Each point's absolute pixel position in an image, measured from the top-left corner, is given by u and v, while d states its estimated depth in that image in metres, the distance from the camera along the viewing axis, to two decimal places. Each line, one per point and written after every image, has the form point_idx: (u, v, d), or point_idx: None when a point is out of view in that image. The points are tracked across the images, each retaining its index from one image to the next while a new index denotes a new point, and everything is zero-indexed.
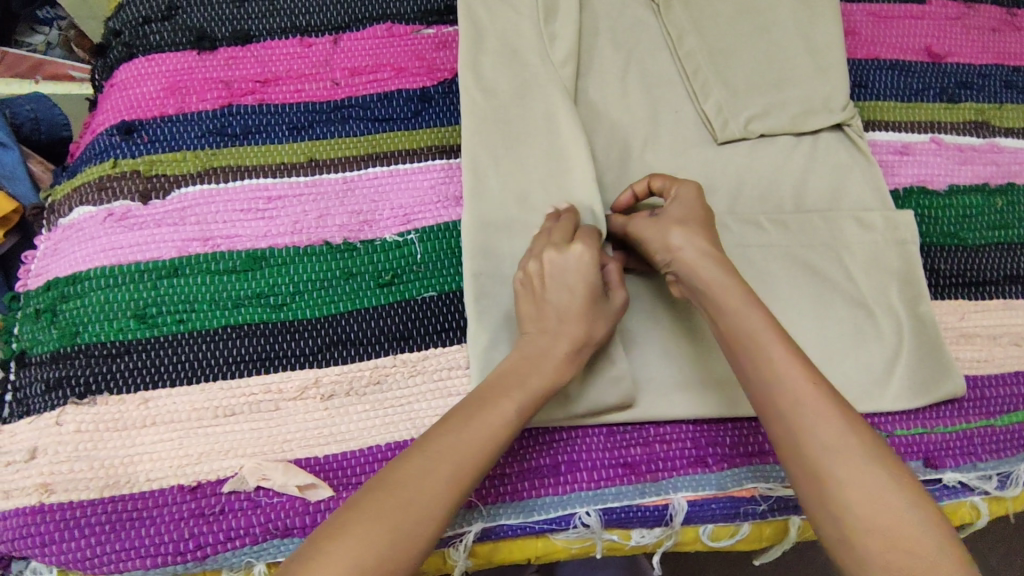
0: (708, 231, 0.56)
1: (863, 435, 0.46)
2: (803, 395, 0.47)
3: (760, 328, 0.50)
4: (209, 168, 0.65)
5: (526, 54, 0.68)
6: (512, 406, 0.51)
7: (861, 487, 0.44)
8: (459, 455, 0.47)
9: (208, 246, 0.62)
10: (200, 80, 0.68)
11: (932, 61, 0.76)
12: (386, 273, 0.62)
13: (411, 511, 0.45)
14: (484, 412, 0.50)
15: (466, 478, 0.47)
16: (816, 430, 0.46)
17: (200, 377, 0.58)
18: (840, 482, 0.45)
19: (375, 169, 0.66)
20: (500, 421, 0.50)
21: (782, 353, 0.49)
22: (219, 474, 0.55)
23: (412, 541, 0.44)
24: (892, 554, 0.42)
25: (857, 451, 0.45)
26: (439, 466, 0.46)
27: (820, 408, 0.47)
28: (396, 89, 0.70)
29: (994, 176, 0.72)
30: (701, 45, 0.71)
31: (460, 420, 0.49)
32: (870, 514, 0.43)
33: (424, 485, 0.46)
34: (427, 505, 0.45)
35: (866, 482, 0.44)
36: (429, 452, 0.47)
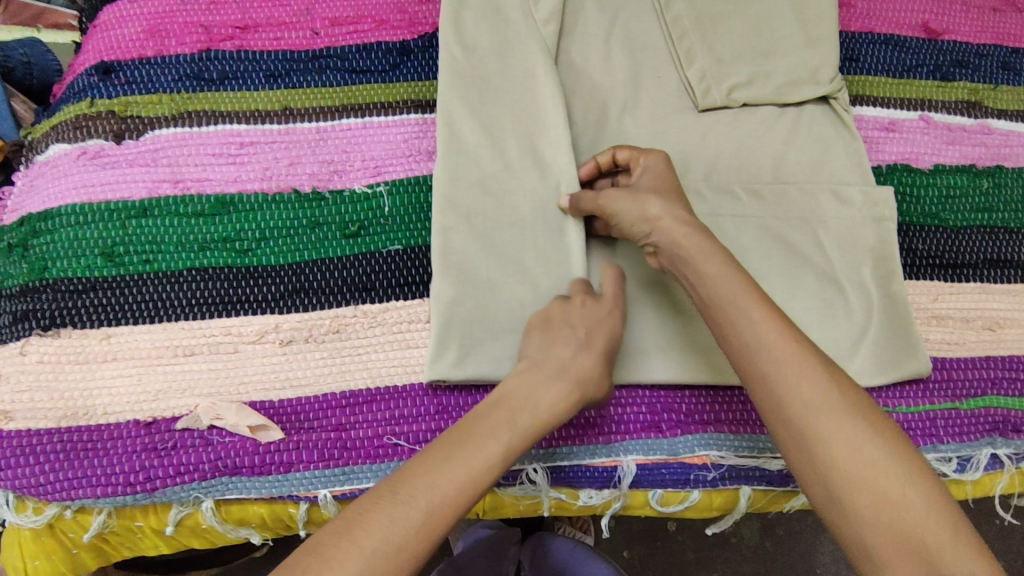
0: (682, 201, 0.56)
1: (845, 392, 0.46)
2: (786, 352, 0.47)
3: (736, 291, 0.50)
4: (184, 111, 0.65)
5: (509, 10, 0.67)
6: (494, 452, 0.49)
7: (846, 446, 0.44)
8: (429, 503, 0.46)
9: (179, 188, 0.63)
10: (181, 24, 0.68)
11: (928, 37, 0.74)
12: (353, 224, 0.62)
13: (375, 566, 0.43)
14: (459, 459, 0.47)
15: (436, 531, 0.45)
16: (803, 393, 0.46)
17: (164, 317, 0.59)
18: (827, 442, 0.44)
19: (350, 120, 0.66)
20: (478, 466, 0.48)
21: (761, 310, 0.49)
22: (175, 412, 0.56)
23: None
24: (884, 512, 0.42)
25: (841, 410, 0.45)
26: (409, 516, 0.45)
27: (802, 370, 0.46)
28: (375, 41, 0.69)
29: (982, 157, 0.70)
30: (689, 9, 0.70)
31: (432, 469, 0.47)
32: (860, 472, 0.43)
33: (391, 535, 0.44)
34: (392, 557, 0.44)
35: (850, 438, 0.44)
36: (398, 500, 0.45)
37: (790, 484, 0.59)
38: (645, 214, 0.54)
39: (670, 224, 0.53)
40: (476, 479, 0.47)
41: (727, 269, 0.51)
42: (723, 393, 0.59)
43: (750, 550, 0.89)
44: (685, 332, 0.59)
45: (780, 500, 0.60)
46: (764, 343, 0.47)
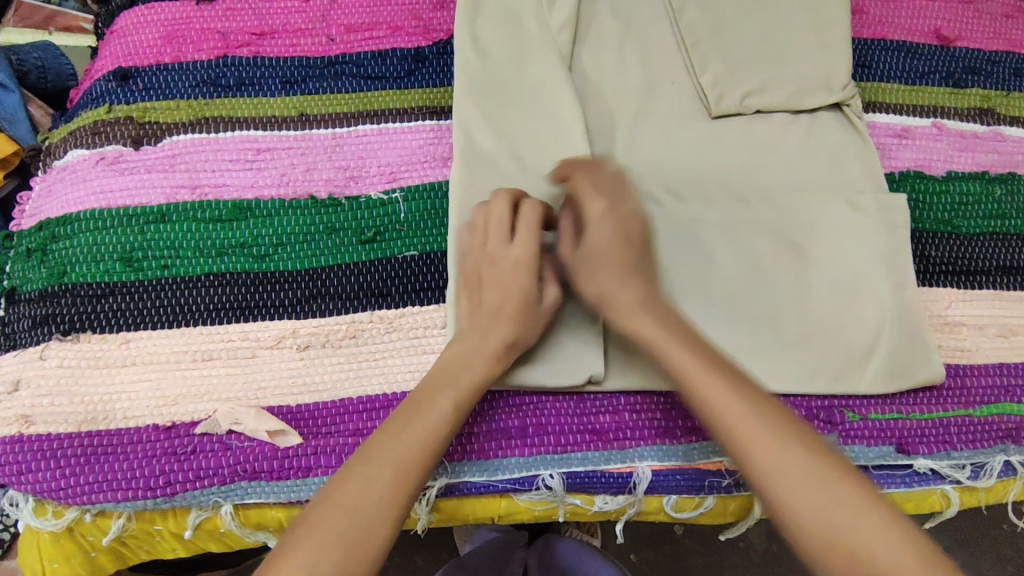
0: (614, 238, 0.56)
1: (797, 454, 0.46)
2: (734, 424, 0.48)
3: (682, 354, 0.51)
4: (201, 117, 0.66)
5: (524, 19, 0.69)
6: (445, 405, 0.51)
7: (784, 476, 0.46)
8: (395, 460, 0.48)
9: (196, 194, 0.63)
10: (198, 30, 0.69)
11: (940, 44, 0.75)
12: (369, 230, 0.63)
13: (355, 523, 0.45)
14: (417, 421, 0.50)
15: (405, 485, 0.48)
16: (738, 428, 0.48)
17: (182, 322, 0.59)
18: (789, 510, 0.45)
19: (365, 126, 0.66)
20: (434, 422, 0.50)
21: (708, 379, 0.50)
22: (193, 416, 0.56)
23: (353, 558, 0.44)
24: (828, 535, 0.44)
25: (775, 443, 0.47)
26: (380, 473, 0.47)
27: (752, 440, 0.47)
28: (390, 48, 0.69)
29: (994, 164, 0.70)
30: (703, 16, 0.70)
31: (394, 431, 0.50)
32: (799, 498, 0.45)
33: (366, 490, 0.47)
34: (368, 515, 0.46)
35: (813, 502, 0.45)
36: (367, 462, 0.48)
37: None
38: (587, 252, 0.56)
39: (614, 258, 0.56)
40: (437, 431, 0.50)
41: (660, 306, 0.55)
42: None
43: (759, 555, 0.89)
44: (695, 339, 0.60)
45: None
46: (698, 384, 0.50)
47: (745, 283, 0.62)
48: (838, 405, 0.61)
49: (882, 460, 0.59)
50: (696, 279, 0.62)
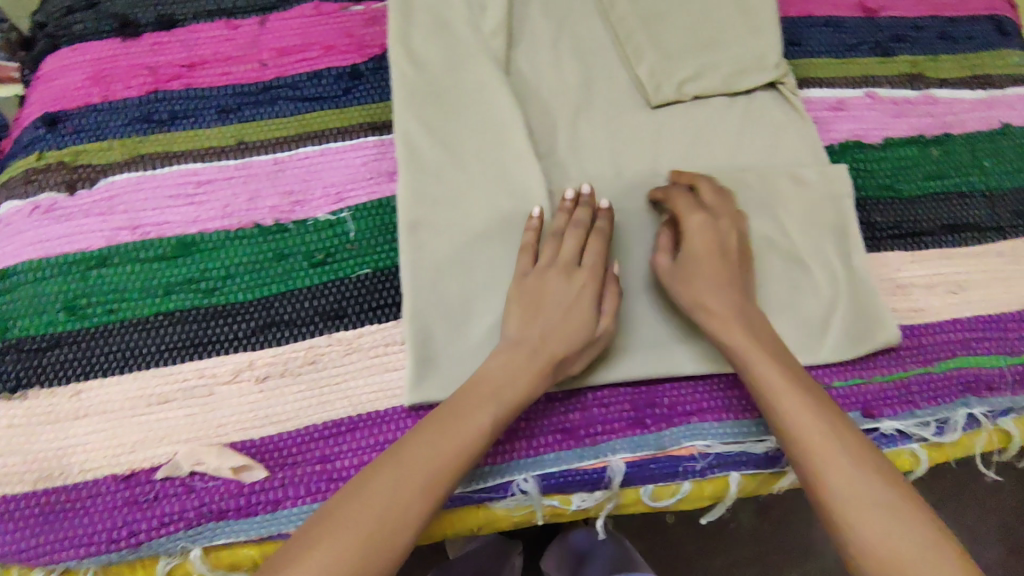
0: (709, 258, 0.58)
1: (872, 484, 0.47)
2: (815, 445, 0.49)
3: (766, 372, 0.53)
4: (136, 155, 0.64)
5: (456, 28, 0.69)
6: (481, 418, 0.50)
7: (854, 492, 0.47)
8: (427, 472, 0.47)
9: (138, 234, 0.61)
10: (126, 68, 0.67)
11: (865, 16, 0.77)
12: (319, 252, 0.62)
13: (383, 522, 0.45)
14: (452, 427, 0.49)
15: (433, 490, 0.47)
16: (817, 444, 0.49)
17: (135, 366, 0.58)
18: (855, 535, 0.46)
19: (306, 148, 0.65)
20: (468, 432, 0.49)
21: (792, 399, 0.51)
22: (154, 461, 0.55)
23: (376, 557, 0.44)
24: (881, 546, 0.45)
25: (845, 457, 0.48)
26: (409, 482, 0.47)
27: (829, 464, 0.48)
28: (325, 68, 0.69)
29: (929, 127, 0.72)
30: (634, 9, 0.71)
31: (427, 439, 0.49)
32: (856, 508, 0.46)
33: (395, 498, 0.46)
34: (395, 525, 0.45)
35: (878, 530, 0.45)
36: (396, 468, 0.47)
37: (777, 463, 0.59)
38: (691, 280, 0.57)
39: (711, 271, 0.57)
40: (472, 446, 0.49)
41: (753, 308, 0.57)
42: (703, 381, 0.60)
43: (749, 535, 0.90)
44: (657, 329, 0.60)
45: (771, 480, 0.59)
46: (777, 398, 0.51)
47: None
48: None
49: None
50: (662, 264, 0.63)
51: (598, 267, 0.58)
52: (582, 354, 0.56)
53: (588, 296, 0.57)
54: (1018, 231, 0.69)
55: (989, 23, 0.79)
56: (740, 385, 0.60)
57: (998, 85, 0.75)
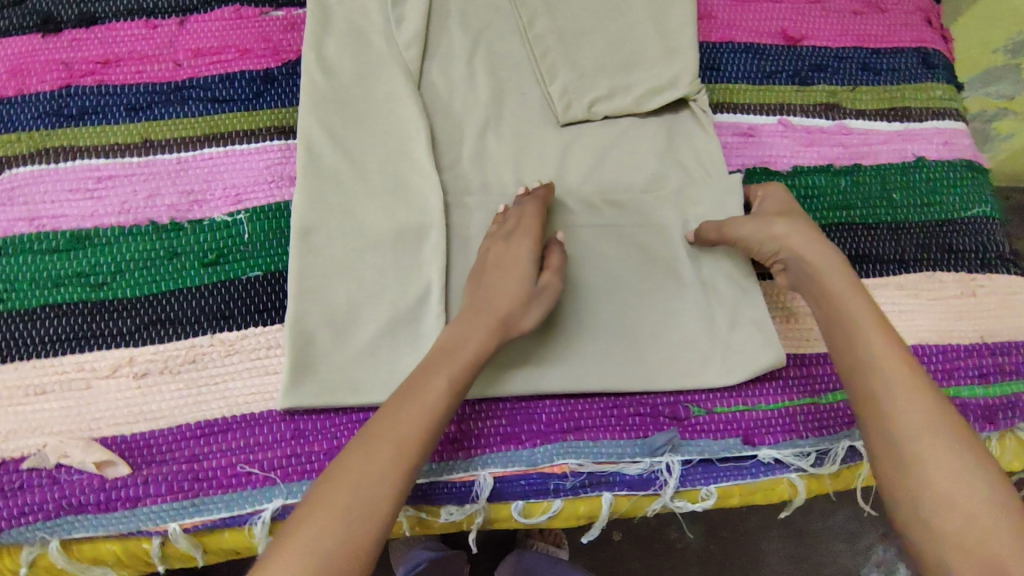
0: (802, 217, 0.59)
1: (948, 422, 0.45)
2: (892, 373, 0.48)
3: (857, 304, 0.52)
4: (42, 148, 0.65)
5: (372, 37, 0.70)
6: (440, 384, 0.51)
7: (923, 420, 0.46)
8: (396, 443, 0.48)
9: (34, 226, 0.62)
10: (42, 62, 0.69)
11: (787, 44, 0.77)
12: (212, 252, 0.62)
13: (361, 500, 0.46)
14: (414, 398, 0.50)
15: (406, 460, 0.48)
16: (892, 371, 0.48)
17: (17, 356, 0.58)
18: (918, 463, 0.44)
19: (211, 149, 0.66)
20: (429, 401, 0.50)
21: (878, 332, 0.50)
22: (20, 452, 0.55)
23: (362, 531, 0.45)
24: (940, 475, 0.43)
25: (939, 424, 0.45)
26: (381, 450, 0.48)
27: (907, 393, 0.47)
28: (238, 70, 0.70)
29: (840, 157, 0.72)
30: (552, 27, 0.72)
31: (394, 411, 0.50)
32: (923, 437, 0.45)
33: (368, 469, 0.47)
34: (373, 499, 0.46)
35: (943, 463, 0.44)
36: (367, 441, 0.48)
37: (649, 484, 0.59)
38: (786, 247, 0.57)
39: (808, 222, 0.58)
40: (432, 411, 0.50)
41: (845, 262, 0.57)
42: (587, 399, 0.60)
43: (698, 558, 0.86)
44: (543, 345, 0.60)
45: (642, 505, 0.60)
46: (864, 331, 0.50)
47: (595, 284, 0.62)
48: (683, 400, 0.61)
49: (727, 453, 0.60)
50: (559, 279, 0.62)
51: (535, 225, 0.60)
52: (530, 308, 0.57)
53: (526, 254, 0.58)
54: (923, 266, 0.69)
55: (916, 55, 0.79)
56: (621, 406, 0.60)
57: (916, 119, 0.75)
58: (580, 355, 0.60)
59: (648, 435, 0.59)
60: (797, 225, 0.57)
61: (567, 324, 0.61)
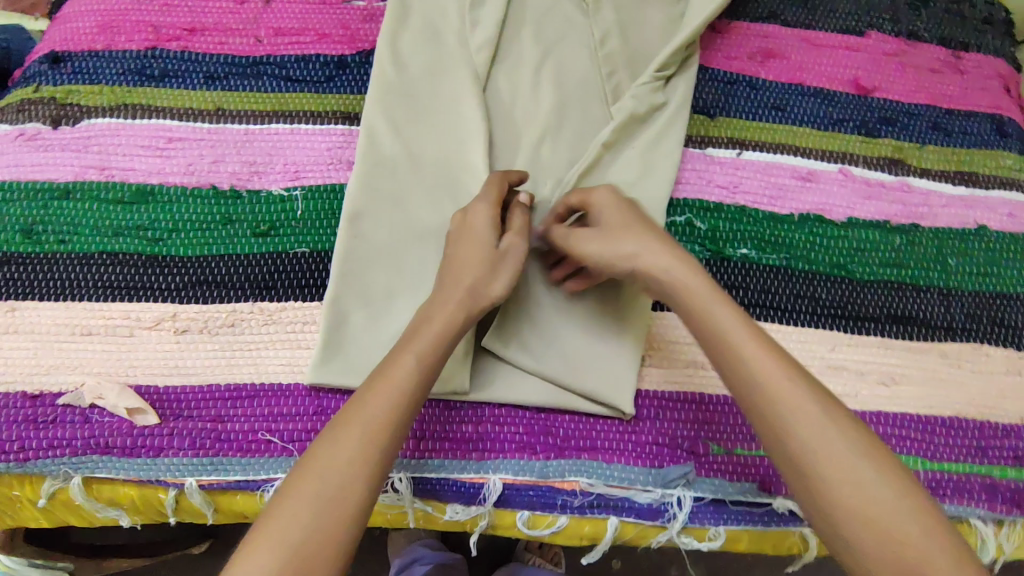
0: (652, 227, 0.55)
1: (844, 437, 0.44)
2: (783, 400, 0.45)
3: (725, 317, 0.49)
4: (122, 104, 0.69)
5: (445, 37, 0.72)
6: (407, 362, 0.50)
7: (824, 445, 0.44)
8: (364, 426, 0.47)
9: (104, 175, 0.65)
10: (133, 22, 0.72)
11: (858, 94, 0.77)
12: (264, 224, 0.64)
13: (335, 484, 0.45)
14: (383, 381, 0.49)
15: (377, 440, 0.47)
16: (783, 394, 0.46)
17: (68, 296, 0.61)
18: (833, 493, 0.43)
19: (278, 125, 0.69)
20: (399, 381, 0.49)
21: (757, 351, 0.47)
22: (61, 388, 0.58)
23: (337, 511, 0.44)
24: (852, 501, 0.43)
25: (834, 445, 0.44)
26: (345, 439, 0.47)
27: (801, 417, 0.45)
28: (314, 53, 0.72)
29: (898, 214, 0.71)
30: (622, 47, 0.74)
31: (361, 398, 0.49)
32: (829, 467, 0.44)
33: (333, 458, 0.46)
34: (343, 483, 0.45)
35: (851, 486, 0.43)
36: (333, 430, 0.47)
37: (659, 516, 0.58)
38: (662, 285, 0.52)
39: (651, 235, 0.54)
40: (400, 398, 0.49)
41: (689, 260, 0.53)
42: (597, 418, 0.59)
43: None
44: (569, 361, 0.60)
45: (648, 535, 0.59)
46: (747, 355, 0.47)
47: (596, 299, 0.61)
48: (704, 436, 0.60)
49: (742, 496, 0.58)
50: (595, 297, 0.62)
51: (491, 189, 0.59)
52: (495, 273, 0.56)
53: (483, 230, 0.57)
54: (970, 336, 0.66)
55: (991, 121, 0.77)
56: (639, 432, 0.59)
57: (983, 186, 0.73)
58: (597, 372, 0.59)
59: (663, 465, 0.58)
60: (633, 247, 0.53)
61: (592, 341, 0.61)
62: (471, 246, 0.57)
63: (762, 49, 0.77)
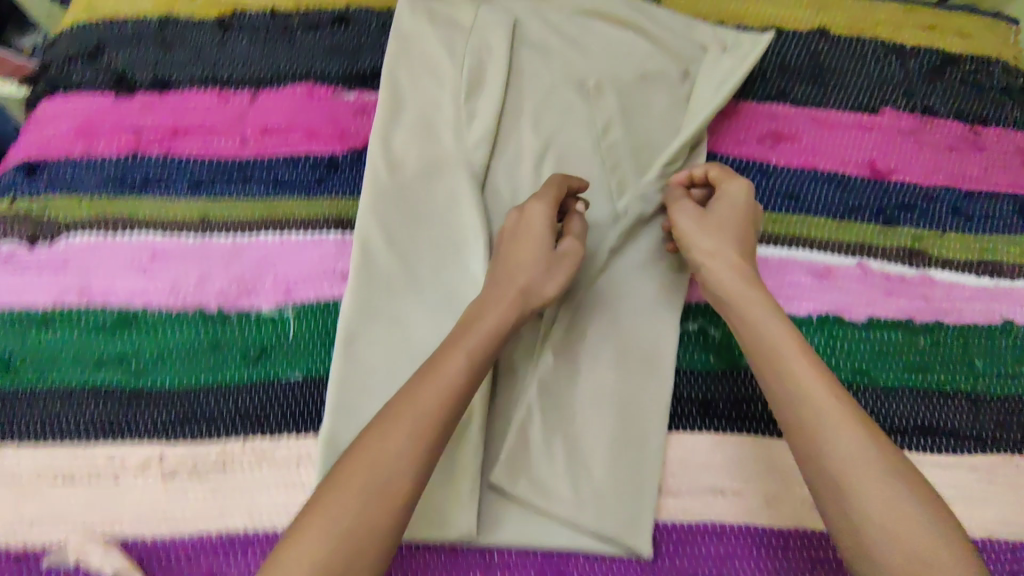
0: (746, 235, 0.62)
1: (878, 448, 0.49)
2: (819, 404, 0.51)
3: (775, 327, 0.55)
4: (101, 217, 0.65)
5: (441, 133, 0.69)
6: (458, 360, 0.52)
7: (851, 450, 0.48)
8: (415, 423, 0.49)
9: (83, 299, 0.61)
10: (111, 125, 0.68)
11: (874, 177, 0.73)
12: (255, 348, 0.61)
13: (374, 491, 0.47)
14: (430, 379, 0.51)
15: (421, 445, 0.48)
16: (818, 398, 0.51)
17: (50, 437, 0.58)
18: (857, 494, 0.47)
19: (267, 235, 0.65)
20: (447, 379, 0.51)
21: (801, 361, 0.53)
22: (42, 546, 0.54)
23: (373, 521, 0.46)
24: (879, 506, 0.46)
25: (866, 452, 0.48)
26: (396, 436, 0.48)
27: (834, 419, 0.50)
28: (303, 153, 0.68)
29: (920, 312, 0.67)
30: (626, 136, 0.71)
31: (411, 393, 0.50)
32: (854, 470, 0.48)
33: (382, 451, 0.48)
34: (387, 490, 0.47)
35: (880, 490, 0.47)
36: (384, 424, 0.49)
37: None
38: (723, 286, 0.59)
39: (742, 236, 0.61)
40: (447, 396, 0.50)
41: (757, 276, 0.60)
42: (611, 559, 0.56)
43: None
44: (580, 490, 0.57)
45: None
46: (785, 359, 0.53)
47: (603, 416, 0.59)
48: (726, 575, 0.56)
49: None
50: (604, 416, 0.59)
51: (552, 189, 0.61)
52: (550, 275, 0.58)
53: (541, 223, 0.60)
54: (1000, 445, 0.63)
55: (1013, 202, 0.73)
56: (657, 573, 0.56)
57: (1007, 276, 0.70)
58: (613, 496, 0.57)
59: None
60: (721, 243, 0.61)
61: (604, 464, 0.58)
62: (527, 246, 0.59)
63: (771, 132, 0.74)
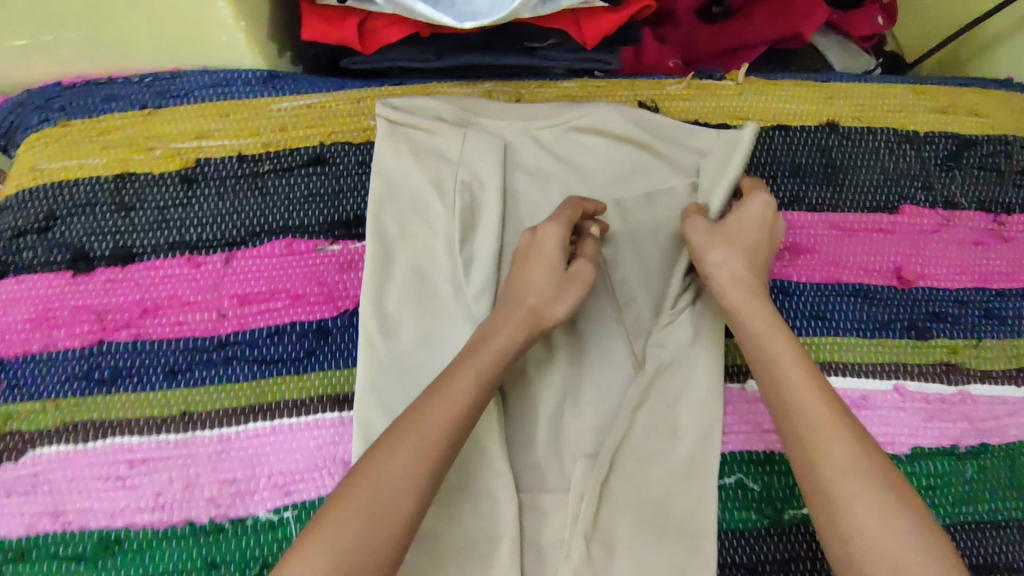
0: (758, 254, 0.61)
1: (876, 462, 0.47)
2: (816, 413, 0.50)
3: (778, 344, 0.54)
4: (70, 422, 0.58)
5: (438, 287, 0.63)
6: (466, 380, 0.52)
7: (847, 458, 0.47)
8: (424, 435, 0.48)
9: (58, 523, 0.55)
10: (71, 310, 0.62)
11: (900, 285, 0.68)
12: (255, 563, 0.55)
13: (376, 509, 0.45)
14: (441, 396, 0.50)
15: (430, 454, 0.48)
16: (815, 408, 0.50)
17: None
18: (848, 504, 0.46)
19: (254, 424, 0.59)
20: (455, 400, 0.50)
21: (801, 373, 0.52)
22: None
23: (373, 536, 0.44)
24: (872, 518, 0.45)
25: (862, 465, 0.47)
26: (402, 452, 0.47)
27: (833, 432, 0.49)
28: (288, 323, 0.62)
29: (964, 435, 0.63)
30: (635, 268, 0.66)
31: (418, 410, 0.50)
32: (847, 478, 0.47)
33: (385, 475, 0.46)
34: (387, 506, 0.45)
35: (873, 505, 0.45)
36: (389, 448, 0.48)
37: None
38: (729, 299, 0.58)
39: (751, 248, 0.61)
40: (455, 425, 0.49)
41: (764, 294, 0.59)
42: None
43: None
44: None
45: None
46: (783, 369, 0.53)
47: None
48: None
49: None
50: None
51: (567, 211, 0.62)
52: (560, 295, 0.58)
53: (553, 243, 0.60)
54: None
55: None
56: None
57: None
58: None
59: None
60: (728, 257, 0.60)
61: None
62: (537, 268, 0.59)
63: (789, 245, 0.69)
